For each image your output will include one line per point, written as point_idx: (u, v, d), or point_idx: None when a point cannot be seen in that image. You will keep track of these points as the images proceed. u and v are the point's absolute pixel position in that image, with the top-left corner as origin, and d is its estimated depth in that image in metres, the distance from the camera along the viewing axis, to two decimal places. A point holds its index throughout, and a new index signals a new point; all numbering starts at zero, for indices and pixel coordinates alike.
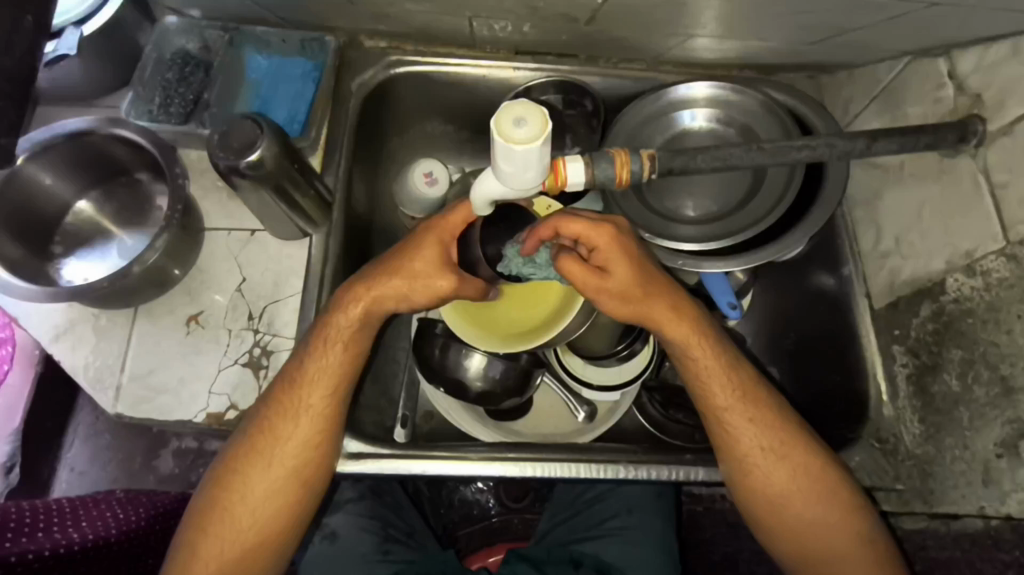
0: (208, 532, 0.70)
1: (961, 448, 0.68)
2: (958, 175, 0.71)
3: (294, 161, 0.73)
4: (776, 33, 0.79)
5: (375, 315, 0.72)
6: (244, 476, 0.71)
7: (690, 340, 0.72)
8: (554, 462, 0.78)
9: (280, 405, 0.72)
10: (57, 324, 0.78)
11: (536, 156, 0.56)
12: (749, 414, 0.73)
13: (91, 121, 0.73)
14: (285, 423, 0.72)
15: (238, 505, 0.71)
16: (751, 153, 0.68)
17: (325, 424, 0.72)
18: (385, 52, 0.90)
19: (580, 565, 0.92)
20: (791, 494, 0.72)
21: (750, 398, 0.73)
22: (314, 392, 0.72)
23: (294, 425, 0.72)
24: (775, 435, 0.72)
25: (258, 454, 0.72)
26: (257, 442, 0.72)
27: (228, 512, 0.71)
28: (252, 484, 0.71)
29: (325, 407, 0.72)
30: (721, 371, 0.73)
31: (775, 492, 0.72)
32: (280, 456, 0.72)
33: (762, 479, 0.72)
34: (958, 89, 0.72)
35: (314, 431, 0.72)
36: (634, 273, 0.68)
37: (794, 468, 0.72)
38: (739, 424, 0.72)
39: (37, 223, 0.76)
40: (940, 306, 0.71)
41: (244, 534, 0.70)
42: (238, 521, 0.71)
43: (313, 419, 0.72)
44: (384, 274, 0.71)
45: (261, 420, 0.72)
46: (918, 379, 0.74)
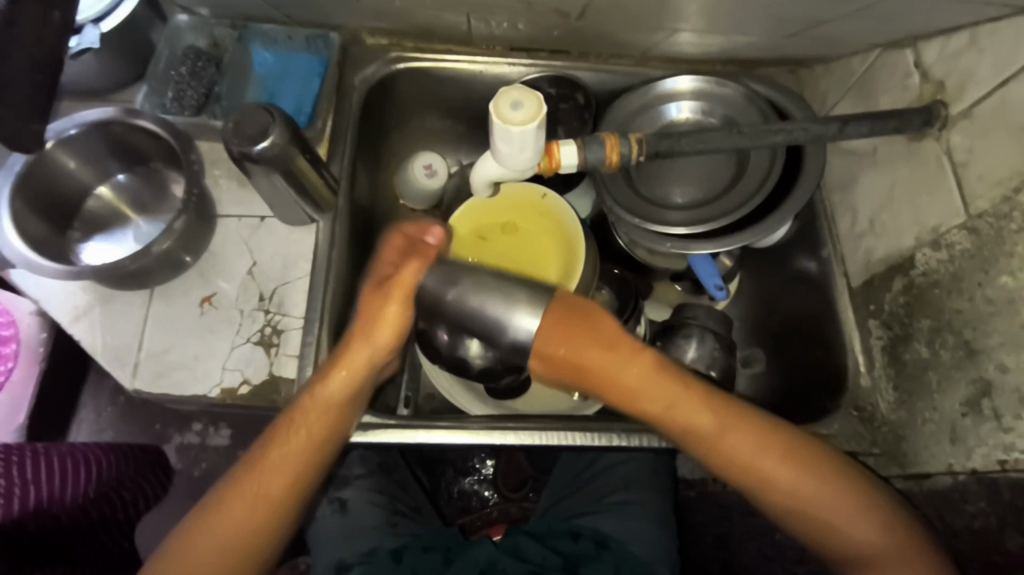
0: (186, 558, 0.68)
1: (932, 411, 0.73)
2: (925, 157, 0.76)
3: (303, 148, 0.77)
4: (755, 26, 0.84)
5: (360, 376, 0.72)
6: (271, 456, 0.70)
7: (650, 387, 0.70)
8: (551, 432, 0.82)
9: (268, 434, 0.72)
10: (77, 305, 0.82)
11: (531, 137, 0.61)
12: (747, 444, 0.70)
13: (113, 113, 0.77)
14: (266, 451, 0.70)
15: (210, 530, 0.68)
16: (732, 137, 0.73)
17: (340, 414, 0.73)
18: (387, 49, 0.95)
19: (579, 536, 0.94)
20: (829, 498, 0.69)
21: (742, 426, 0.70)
22: (303, 418, 0.71)
23: (275, 453, 0.70)
24: (787, 455, 0.70)
25: (289, 437, 0.71)
26: (285, 426, 0.71)
27: (198, 536, 0.68)
28: (227, 514, 0.69)
29: (312, 438, 0.71)
30: (702, 403, 0.70)
31: (805, 502, 0.70)
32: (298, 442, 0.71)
33: (783, 493, 0.70)
34: (924, 77, 0.77)
35: (294, 459, 0.70)
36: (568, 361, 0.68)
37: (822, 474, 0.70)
38: (728, 457, 0.70)
39: (58, 209, 0.80)
40: (910, 280, 0.76)
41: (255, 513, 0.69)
42: (217, 548, 0.68)
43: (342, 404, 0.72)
44: (371, 330, 0.71)
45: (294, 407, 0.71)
46: (892, 349, 0.79)
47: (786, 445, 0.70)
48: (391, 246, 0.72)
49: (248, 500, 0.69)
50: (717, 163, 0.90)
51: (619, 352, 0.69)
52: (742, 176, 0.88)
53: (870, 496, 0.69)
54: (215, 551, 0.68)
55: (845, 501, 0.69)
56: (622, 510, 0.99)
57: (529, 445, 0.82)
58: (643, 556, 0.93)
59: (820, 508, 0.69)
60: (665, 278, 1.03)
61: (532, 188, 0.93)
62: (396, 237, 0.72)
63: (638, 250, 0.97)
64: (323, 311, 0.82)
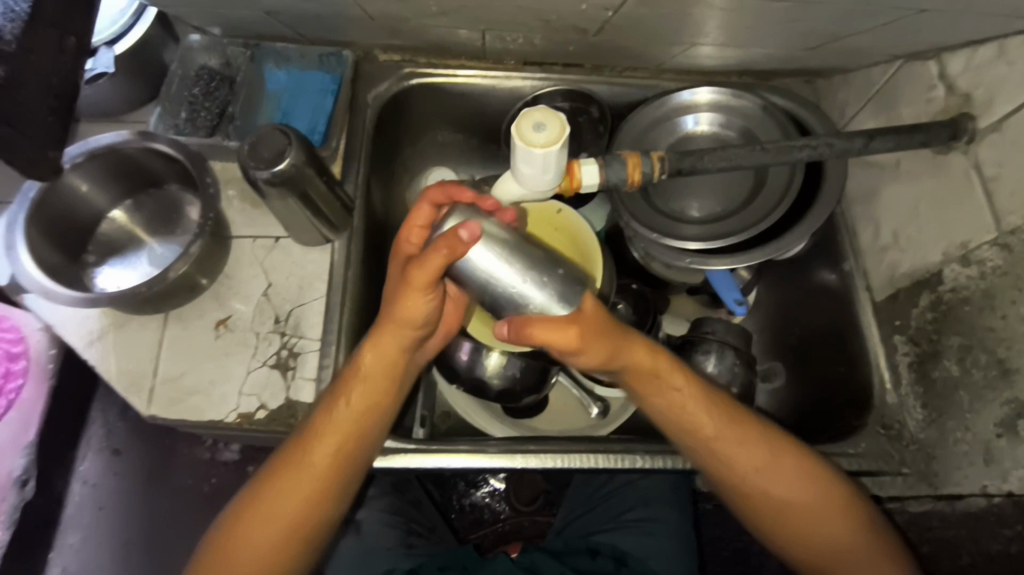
0: (242, 548, 0.68)
1: (963, 431, 0.72)
2: (952, 171, 0.75)
3: (319, 169, 0.77)
4: (774, 40, 0.83)
5: (398, 357, 0.71)
6: (297, 461, 0.70)
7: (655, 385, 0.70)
8: (574, 454, 0.81)
9: (313, 422, 0.71)
10: (91, 330, 0.81)
11: (554, 159, 0.60)
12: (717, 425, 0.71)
13: (127, 136, 0.77)
14: (307, 451, 0.70)
15: (264, 519, 0.69)
16: (755, 153, 0.72)
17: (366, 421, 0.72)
18: (399, 65, 0.94)
19: (597, 554, 0.94)
20: (784, 476, 0.70)
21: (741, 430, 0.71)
22: (344, 411, 0.71)
23: (316, 454, 0.70)
24: (752, 433, 0.71)
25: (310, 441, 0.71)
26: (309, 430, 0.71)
27: (254, 526, 0.69)
28: (280, 503, 0.69)
29: (359, 425, 0.71)
30: (701, 406, 0.71)
31: (759, 481, 0.71)
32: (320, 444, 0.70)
33: (740, 470, 0.71)
34: (948, 90, 0.76)
35: (343, 446, 0.71)
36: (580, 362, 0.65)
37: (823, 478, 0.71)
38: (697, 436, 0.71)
39: (73, 233, 0.80)
40: (939, 295, 0.75)
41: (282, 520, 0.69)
42: (270, 537, 0.69)
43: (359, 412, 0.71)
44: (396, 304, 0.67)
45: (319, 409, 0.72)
46: (920, 366, 0.77)
47: (744, 421, 0.72)
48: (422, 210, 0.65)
49: (304, 488, 0.70)
50: (735, 176, 0.88)
51: (631, 355, 0.67)
52: (762, 190, 0.87)
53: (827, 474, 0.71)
54: (272, 540, 0.69)
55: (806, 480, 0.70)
56: (641, 528, 0.97)
57: (550, 467, 0.80)
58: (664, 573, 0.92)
59: (777, 483, 0.71)
60: (681, 291, 1.01)
61: (547, 204, 0.92)
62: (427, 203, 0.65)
63: (653, 264, 0.95)
64: (339, 333, 0.81)
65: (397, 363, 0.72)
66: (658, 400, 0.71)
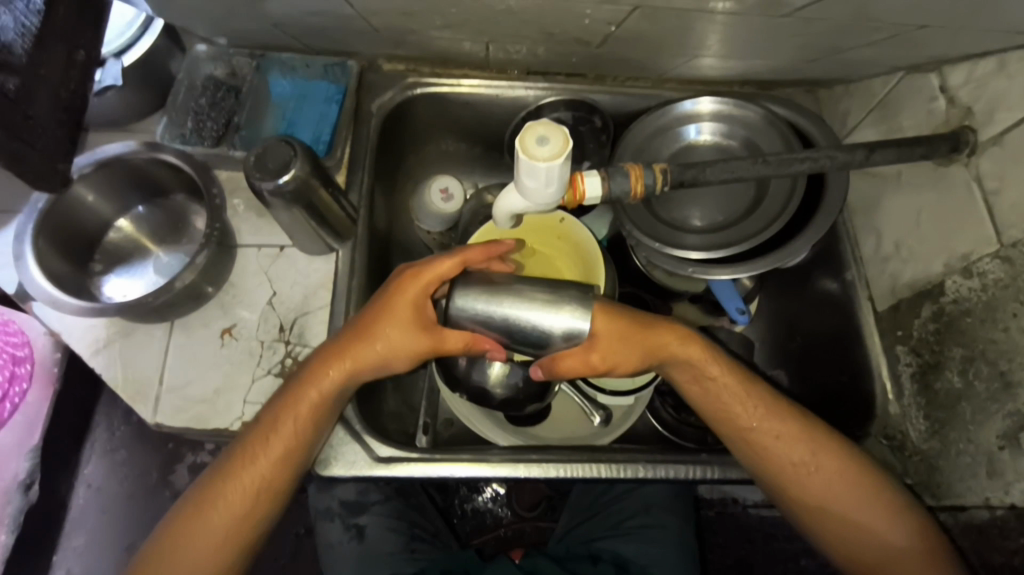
0: (195, 526, 0.70)
1: (965, 443, 0.72)
2: (953, 182, 0.75)
3: (323, 179, 0.77)
4: (777, 52, 0.83)
5: (361, 369, 0.71)
6: (241, 466, 0.71)
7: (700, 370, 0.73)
8: (575, 464, 0.81)
9: (271, 413, 0.72)
10: (98, 339, 0.81)
11: (557, 172, 0.61)
12: (749, 403, 0.73)
13: (135, 147, 0.78)
14: (250, 455, 0.71)
15: (200, 522, 0.70)
16: (757, 164, 0.72)
17: (312, 428, 0.72)
18: (403, 74, 0.95)
19: (598, 560, 0.95)
20: (810, 458, 0.72)
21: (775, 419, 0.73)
22: (293, 418, 0.71)
23: (259, 460, 0.71)
24: (783, 415, 0.73)
25: (256, 446, 0.71)
26: (257, 436, 0.71)
27: (204, 508, 0.70)
28: (224, 499, 0.70)
29: (312, 414, 0.71)
30: (738, 391, 0.73)
31: (792, 466, 0.72)
32: (270, 448, 0.71)
33: (778, 455, 0.72)
34: (950, 102, 0.76)
35: (293, 433, 0.71)
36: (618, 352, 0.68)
37: (830, 478, 0.71)
38: (735, 416, 0.73)
39: (80, 243, 0.81)
40: (940, 306, 0.75)
41: (221, 520, 0.70)
42: (224, 519, 0.70)
43: (302, 420, 0.71)
44: (376, 333, 0.69)
45: (269, 415, 0.71)
46: (921, 377, 0.77)
47: (775, 400, 0.74)
48: (448, 265, 0.69)
49: (253, 470, 0.71)
50: (737, 185, 0.89)
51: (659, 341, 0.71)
52: (763, 200, 0.87)
53: (847, 459, 0.72)
54: (224, 521, 0.70)
55: (830, 466, 0.71)
56: (643, 535, 0.97)
57: (553, 477, 0.81)
58: None
59: (807, 469, 0.71)
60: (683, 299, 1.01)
61: (549, 214, 0.92)
62: (451, 264, 0.69)
63: (656, 271, 0.95)
64: None
65: (362, 375, 0.71)
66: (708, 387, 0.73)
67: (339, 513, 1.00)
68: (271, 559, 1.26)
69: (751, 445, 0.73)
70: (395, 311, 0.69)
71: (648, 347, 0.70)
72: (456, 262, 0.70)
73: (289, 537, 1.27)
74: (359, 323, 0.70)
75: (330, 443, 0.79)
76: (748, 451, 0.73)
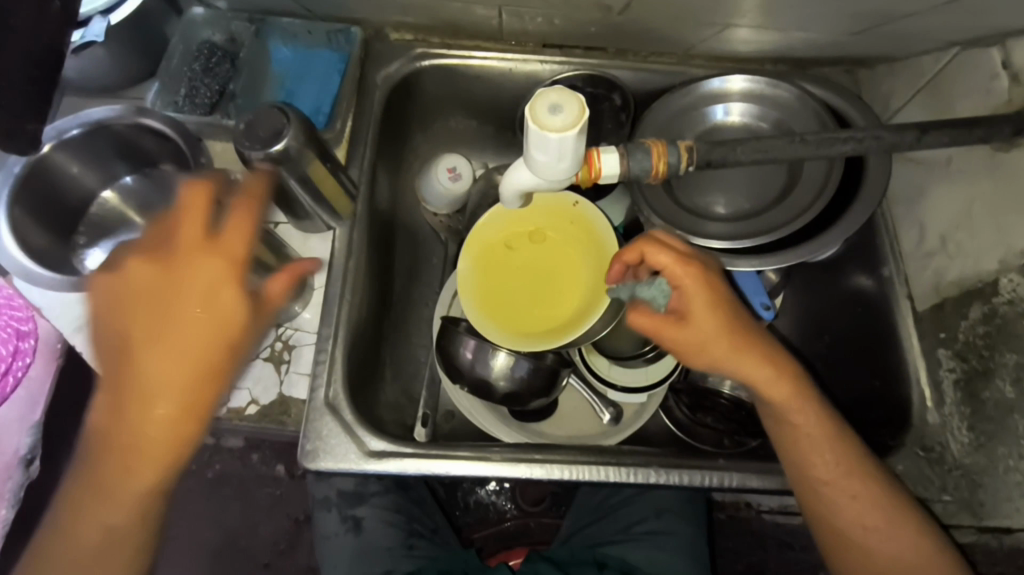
0: (71, 547, 0.60)
1: (1019, 459, 0.66)
2: (1013, 170, 0.68)
3: (319, 150, 0.72)
4: (819, 22, 0.76)
5: (214, 360, 0.57)
6: (108, 477, 0.58)
7: (789, 408, 0.66)
8: (582, 465, 0.75)
9: (118, 414, 0.56)
10: (81, 316, 0.77)
11: (571, 145, 0.55)
12: (832, 457, 0.66)
13: (118, 111, 0.73)
14: (118, 469, 0.57)
15: (73, 535, 0.60)
16: (794, 145, 0.65)
17: (180, 440, 0.57)
18: (411, 44, 0.89)
19: (604, 567, 0.90)
20: (888, 524, 0.65)
21: (862, 477, 0.66)
22: (155, 420, 0.56)
23: (133, 470, 0.57)
24: (865, 476, 0.66)
25: (119, 451, 0.57)
26: (116, 446, 0.57)
27: (76, 528, 0.60)
28: (96, 515, 0.59)
29: (183, 420, 0.57)
30: (827, 446, 0.66)
31: (858, 525, 0.66)
32: (137, 460, 0.57)
33: (846, 513, 0.66)
34: (1013, 80, 0.69)
35: (163, 452, 0.57)
36: (714, 325, 0.65)
37: (901, 544, 0.65)
38: (809, 464, 0.66)
39: (63, 213, 0.77)
40: (992, 308, 0.68)
41: (96, 536, 0.60)
42: (98, 530, 0.59)
43: (166, 432, 0.57)
44: (178, 304, 0.57)
45: (117, 425, 0.57)
46: (967, 385, 0.71)
47: (863, 461, 0.67)
48: (233, 223, 0.61)
49: (113, 505, 0.59)
50: (764, 172, 0.82)
51: (752, 363, 0.65)
52: (795, 187, 0.80)
53: (925, 526, 0.66)
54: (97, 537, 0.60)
55: (906, 533, 0.65)
56: (653, 542, 0.91)
57: (557, 478, 0.75)
58: None
59: (872, 528, 0.66)
60: None
61: (563, 196, 0.86)
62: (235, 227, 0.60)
63: None
64: (338, 327, 0.77)
65: (204, 412, 0.57)
66: (795, 437, 0.67)
67: (336, 503, 0.96)
68: (269, 545, 1.22)
69: (823, 498, 0.66)
70: (192, 331, 0.57)
71: (737, 363, 0.65)
72: (289, 275, 0.62)
73: (287, 524, 1.23)
74: (147, 339, 0.57)
75: (320, 434, 0.74)
76: (812, 503, 0.67)
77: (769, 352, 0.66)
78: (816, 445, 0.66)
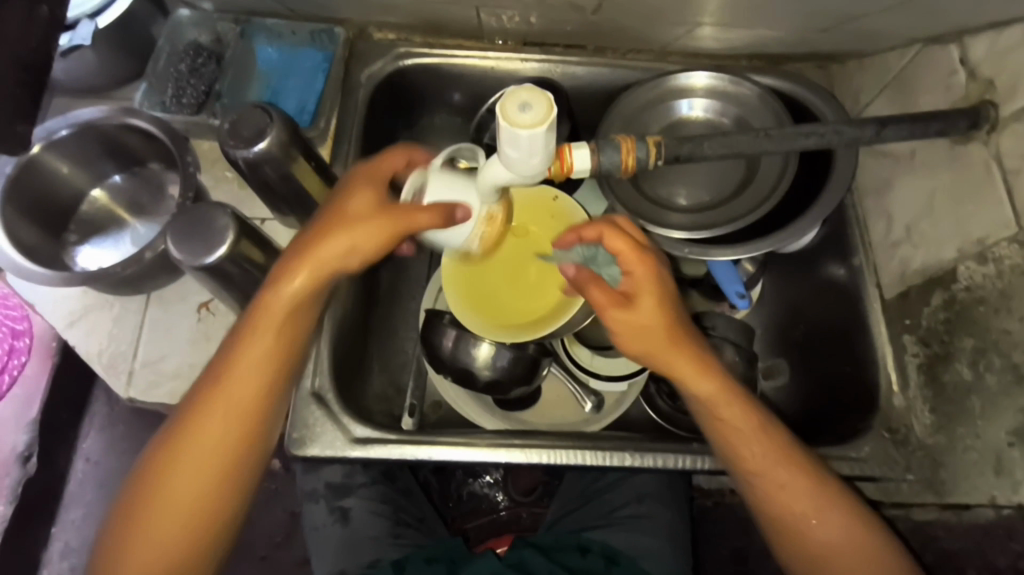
0: (140, 527, 0.63)
1: (973, 438, 0.69)
2: (970, 161, 0.71)
3: (304, 149, 0.74)
4: (785, 21, 0.79)
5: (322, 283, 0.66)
6: (170, 460, 0.64)
7: (714, 399, 0.68)
8: (559, 450, 0.78)
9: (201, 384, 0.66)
10: (72, 310, 0.79)
11: (540, 142, 0.57)
12: (757, 443, 0.69)
13: (105, 111, 0.75)
14: (182, 438, 0.64)
15: (146, 523, 0.63)
16: (759, 139, 0.68)
17: (254, 398, 0.66)
18: (393, 43, 0.91)
19: (588, 552, 0.91)
20: (818, 504, 0.68)
21: (788, 460, 0.69)
22: (230, 376, 0.65)
23: (200, 425, 0.64)
24: (790, 461, 0.69)
25: (184, 424, 0.65)
26: (185, 418, 0.65)
27: (157, 501, 0.64)
28: (157, 500, 0.64)
29: (268, 357, 0.66)
30: (750, 433, 0.69)
31: (790, 510, 0.68)
32: (209, 424, 0.65)
33: (777, 496, 0.68)
34: (970, 75, 0.71)
35: (222, 424, 0.65)
36: (660, 309, 0.65)
37: (835, 523, 0.67)
38: (736, 450, 0.69)
39: (55, 210, 0.79)
40: (951, 295, 0.71)
41: (176, 517, 0.64)
42: (169, 519, 0.64)
43: (237, 395, 0.65)
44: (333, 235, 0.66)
45: (195, 394, 0.66)
46: (929, 368, 0.74)
47: (789, 447, 0.69)
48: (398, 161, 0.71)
49: (174, 513, 0.64)
50: (726, 166, 0.84)
51: (684, 351, 0.67)
52: (753, 180, 0.83)
53: (854, 504, 0.69)
54: (170, 517, 0.64)
55: (836, 512, 0.68)
56: (635, 525, 0.94)
57: (537, 463, 0.78)
58: None
59: (807, 517, 0.68)
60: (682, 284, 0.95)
61: (541, 190, 0.87)
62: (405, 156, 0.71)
63: None
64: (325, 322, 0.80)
65: (280, 363, 0.67)
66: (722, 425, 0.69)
67: (324, 495, 0.99)
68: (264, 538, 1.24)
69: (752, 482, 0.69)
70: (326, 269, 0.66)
71: (670, 351, 0.66)
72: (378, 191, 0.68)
73: None
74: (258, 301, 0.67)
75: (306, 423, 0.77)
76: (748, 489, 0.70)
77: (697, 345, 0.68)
78: (743, 434, 0.69)
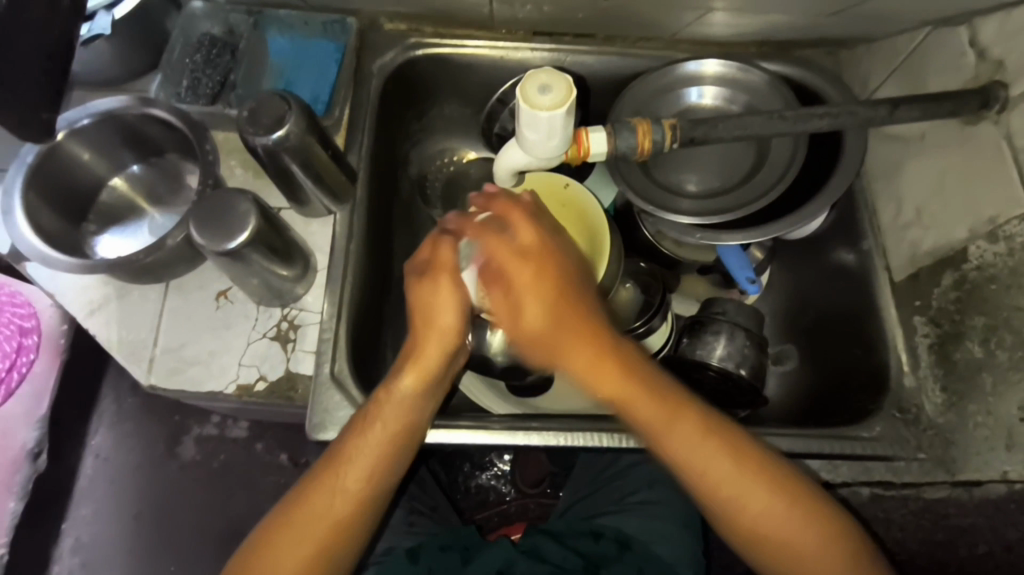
0: (278, 552, 0.65)
1: (985, 415, 0.70)
2: (980, 141, 0.72)
3: (320, 137, 0.75)
4: (795, 5, 0.80)
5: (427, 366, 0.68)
6: (320, 487, 0.66)
7: (615, 392, 0.66)
8: (576, 433, 0.79)
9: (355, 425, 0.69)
10: (93, 299, 0.80)
11: (560, 122, 0.58)
12: (674, 433, 0.66)
13: (125, 102, 0.75)
14: (336, 472, 0.67)
15: (280, 551, 0.65)
16: (773, 121, 0.69)
17: (391, 445, 0.68)
18: (405, 34, 0.92)
19: (601, 536, 0.91)
20: (749, 491, 0.66)
21: (710, 449, 0.66)
22: (377, 422, 0.68)
23: (347, 474, 0.67)
24: (715, 451, 0.66)
25: (338, 459, 0.67)
26: (339, 452, 0.68)
27: (288, 534, 0.66)
28: (293, 532, 0.65)
29: (414, 406, 0.69)
30: (664, 423, 0.66)
31: (723, 497, 0.66)
32: (366, 462, 0.67)
33: (705, 483, 0.66)
34: (980, 57, 0.72)
35: (374, 457, 0.67)
36: (538, 307, 0.64)
37: (778, 510, 0.65)
38: (654, 438, 0.67)
39: (76, 198, 0.80)
40: (963, 274, 0.72)
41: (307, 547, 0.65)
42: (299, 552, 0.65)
43: (379, 441, 0.68)
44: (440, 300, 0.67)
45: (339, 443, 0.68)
46: (940, 348, 0.75)
47: (710, 434, 0.67)
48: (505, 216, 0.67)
49: (301, 547, 0.65)
50: (734, 152, 0.85)
51: (576, 347, 0.65)
52: (763, 165, 0.83)
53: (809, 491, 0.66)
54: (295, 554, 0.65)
55: (779, 499, 0.66)
56: (647, 511, 0.95)
57: (552, 446, 0.79)
58: (671, 559, 0.90)
59: (743, 506, 0.66)
60: (692, 271, 0.96)
61: (555, 176, 0.85)
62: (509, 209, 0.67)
63: (665, 241, 0.91)
64: (342, 307, 0.79)
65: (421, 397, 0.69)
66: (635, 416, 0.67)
67: None
68: None
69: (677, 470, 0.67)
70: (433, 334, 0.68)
71: (567, 347, 0.65)
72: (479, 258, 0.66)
73: None
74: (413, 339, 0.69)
75: (322, 408, 0.76)
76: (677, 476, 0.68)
77: (597, 339, 0.66)
78: (654, 424, 0.66)
